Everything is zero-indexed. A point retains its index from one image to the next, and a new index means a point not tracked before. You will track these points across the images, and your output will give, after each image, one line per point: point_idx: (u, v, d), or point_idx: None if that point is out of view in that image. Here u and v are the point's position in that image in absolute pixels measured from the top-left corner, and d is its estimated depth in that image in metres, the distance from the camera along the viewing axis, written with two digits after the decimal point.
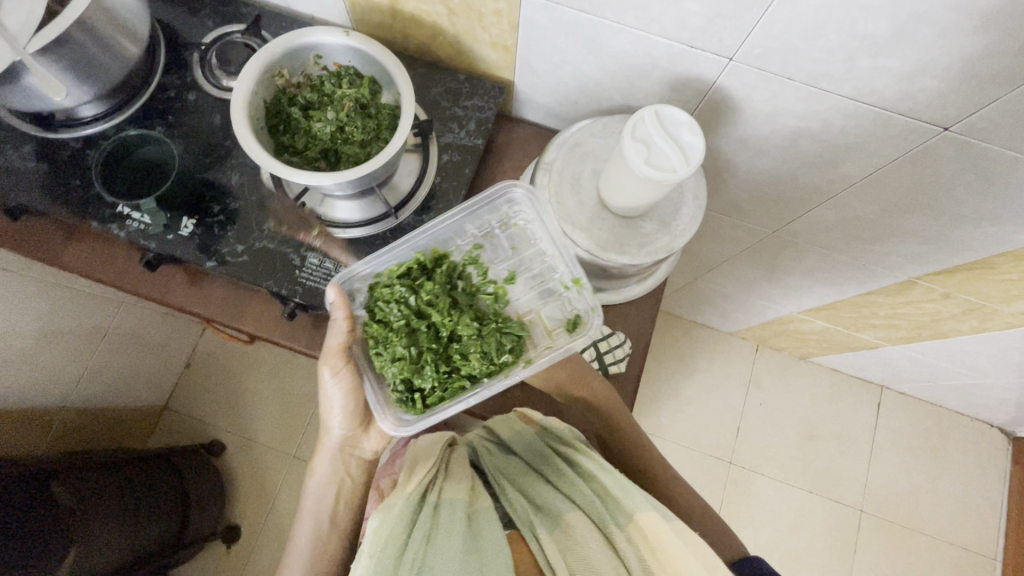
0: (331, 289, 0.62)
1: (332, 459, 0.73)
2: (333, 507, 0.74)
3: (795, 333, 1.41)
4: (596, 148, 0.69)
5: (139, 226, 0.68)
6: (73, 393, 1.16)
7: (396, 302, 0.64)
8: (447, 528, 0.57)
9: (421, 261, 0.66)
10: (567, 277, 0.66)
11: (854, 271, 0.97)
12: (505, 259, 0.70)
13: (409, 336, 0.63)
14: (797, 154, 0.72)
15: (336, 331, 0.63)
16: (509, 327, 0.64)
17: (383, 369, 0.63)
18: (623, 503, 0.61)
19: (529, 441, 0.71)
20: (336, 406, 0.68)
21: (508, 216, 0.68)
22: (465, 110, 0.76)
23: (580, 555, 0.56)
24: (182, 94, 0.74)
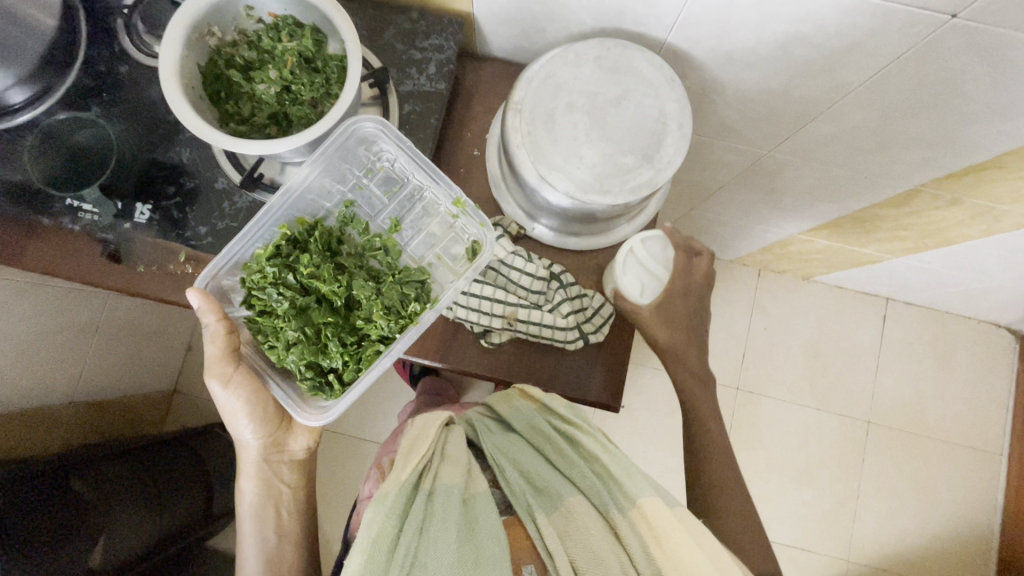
0: (192, 294, 0.59)
1: (257, 474, 0.73)
2: (276, 518, 0.75)
3: (797, 254, 1.37)
4: (569, 79, 0.63)
5: (92, 217, 0.65)
6: (77, 388, 1.16)
7: (273, 285, 0.60)
8: (443, 518, 0.56)
9: (289, 234, 0.61)
10: (450, 205, 0.65)
11: (856, 185, 0.92)
12: (382, 209, 0.68)
13: (301, 316, 0.60)
14: (788, 63, 0.66)
15: (214, 336, 0.60)
16: (409, 275, 0.63)
17: (283, 361, 0.60)
18: (626, 486, 0.60)
19: (529, 417, 0.68)
20: (241, 416, 0.66)
21: (370, 160, 0.66)
22: (423, 52, 0.69)
23: (580, 543, 0.56)
24: (113, 68, 0.67)
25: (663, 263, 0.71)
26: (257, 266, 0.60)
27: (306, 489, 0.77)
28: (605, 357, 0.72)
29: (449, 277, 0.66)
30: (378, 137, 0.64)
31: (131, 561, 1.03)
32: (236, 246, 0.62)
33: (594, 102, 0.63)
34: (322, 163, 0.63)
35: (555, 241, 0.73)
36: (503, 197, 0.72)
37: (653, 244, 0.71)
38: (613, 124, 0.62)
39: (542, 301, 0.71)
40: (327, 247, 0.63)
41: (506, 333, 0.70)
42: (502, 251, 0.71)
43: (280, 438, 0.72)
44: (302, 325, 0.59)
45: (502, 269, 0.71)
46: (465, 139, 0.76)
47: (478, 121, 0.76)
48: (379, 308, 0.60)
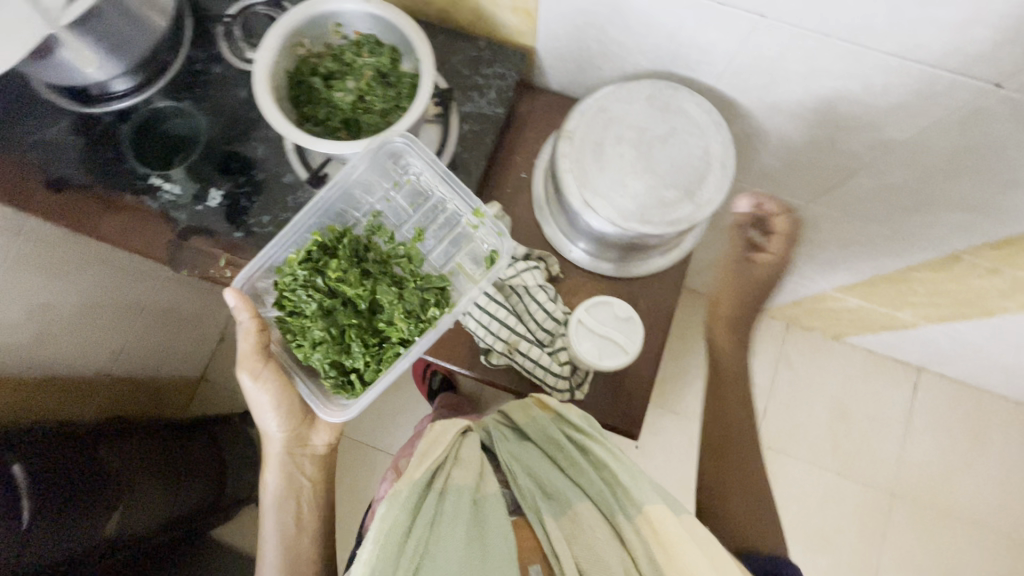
0: (229, 294, 0.61)
1: (282, 466, 0.75)
2: (296, 511, 0.77)
3: (828, 311, 1.36)
4: (620, 114, 0.67)
5: (170, 197, 0.71)
6: (116, 361, 1.21)
7: (303, 288, 0.63)
8: (453, 515, 0.57)
9: (319, 242, 0.64)
10: (472, 216, 0.67)
11: (893, 244, 0.93)
12: (407, 219, 0.70)
13: (327, 317, 0.63)
14: (833, 118, 0.69)
15: (246, 333, 0.62)
16: (429, 283, 0.66)
17: (309, 360, 0.63)
18: (633, 493, 0.59)
19: (543, 427, 0.66)
20: (268, 410, 0.69)
21: (397, 173, 0.68)
22: (486, 78, 0.75)
23: (585, 546, 0.56)
24: (208, 67, 0.75)
25: (619, 321, 0.69)
26: (289, 271, 0.63)
27: (325, 485, 0.80)
28: (627, 387, 0.73)
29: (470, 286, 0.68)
30: (406, 152, 0.65)
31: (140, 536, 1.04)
32: (269, 250, 0.64)
33: (642, 138, 0.66)
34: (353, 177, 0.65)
35: (588, 265, 0.76)
36: (544, 218, 0.76)
37: (599, 308, 0.70)
38: (658, 159, 0.66)
39: (546, 341, 0.71)
40: (354, 254, 0.66)
41: (504, 358, 0.71)
42: (531, 280, 0.72)
43: (303, 433, 0.74)
44: (328, 325, 0.62)
45: (525, 296, 0.71)
46: (514, 162, 0.80)
47: (529, 146, 0.80)
48: (401, 312, 0.63)
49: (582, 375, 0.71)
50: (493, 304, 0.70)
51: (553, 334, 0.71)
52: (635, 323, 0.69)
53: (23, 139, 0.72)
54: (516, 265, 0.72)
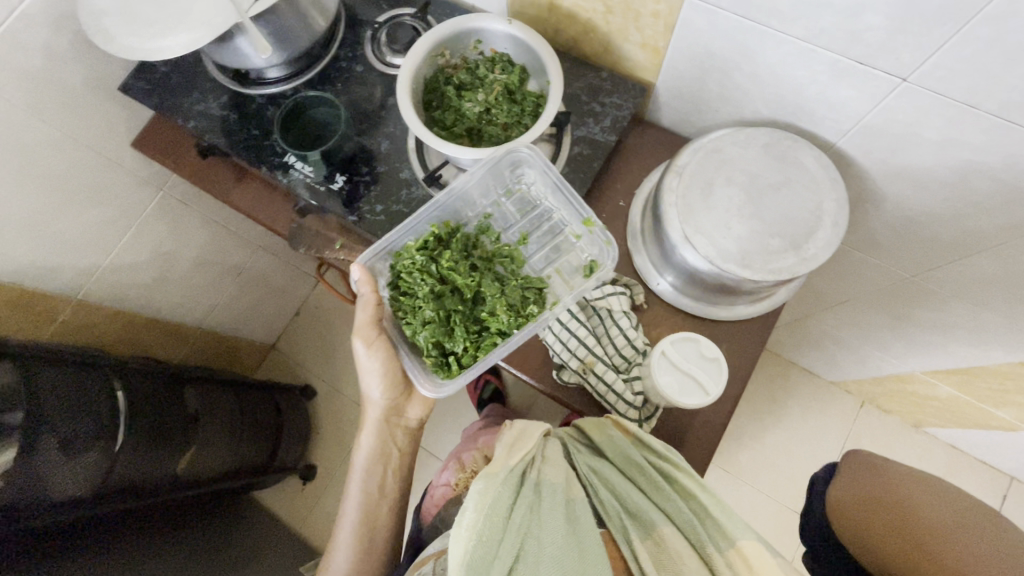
0: (355, 269, 0.66)
1: (377, 431, 0.79)
2: (381, 475, 0.81)
3: (913, 396, 1.27)
4: (734, 157, 0.68)
5: (300, 175, 0.78)
6: (207, 318, 1.32)
7: (418, 272, 0.66)
8: (551, 507, 0.57)
9: (436, 233, 0.68)
10: (579, 225, 0.69)
11: (1005, 334, 0.86)
12: (513, 224, 0.73)
13: (437, 301, 0.66)
14: (961, 191, 0.66)
15: (365, 305, 0.67)
16: (530, 282, 0.68)
17: (414, 337, 0.66)
18: (726, 530, 0.57)
19: (620, 447, 0.65)
20: (374, 376, 0.73)
21: (512, 181, 0.71)
22: (603, 106, 0.77)
23: (672, 572, 0.54)
24: (351, 66, 0.83)
25: (703, 359, 0.65)
26: (408, 256, 0.67)
27: (409, 456, 0.83)
28: (697, 427, 0.72)
29: (566, 291, 0.69)
30: (526, 162, 0.68)
31: (201, 480, 1.11)
32: (393, 235, 0.68)
33: (753, 184, 0.67)
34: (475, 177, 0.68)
35: (675, 300, 0.75)
36: (637, 248, 0.77)
37: (685, 344, 0.66)
38: (767, 206, 0.65)
39: (622, 367, 0.72)
40: (464, 248, 0.69)
41: (576, 376, 0.72)
42: (616, 303, 0.72)
43: (400, 405, 0.79)
44: (437, 307, 0.65)
45: (607, 319, 0.72)
46: (615, 189, 0.82)
47: (632, 177, 0.82)
48: (503, 305, 0.65)
49: (652, 408, 0.70)
50: (576, 320, 0.72)
51: (629, 362, 0.72)
52: (720, 364, 0.64)
53: (187, 109, 0.82)
54: (603, 287, 0.73)
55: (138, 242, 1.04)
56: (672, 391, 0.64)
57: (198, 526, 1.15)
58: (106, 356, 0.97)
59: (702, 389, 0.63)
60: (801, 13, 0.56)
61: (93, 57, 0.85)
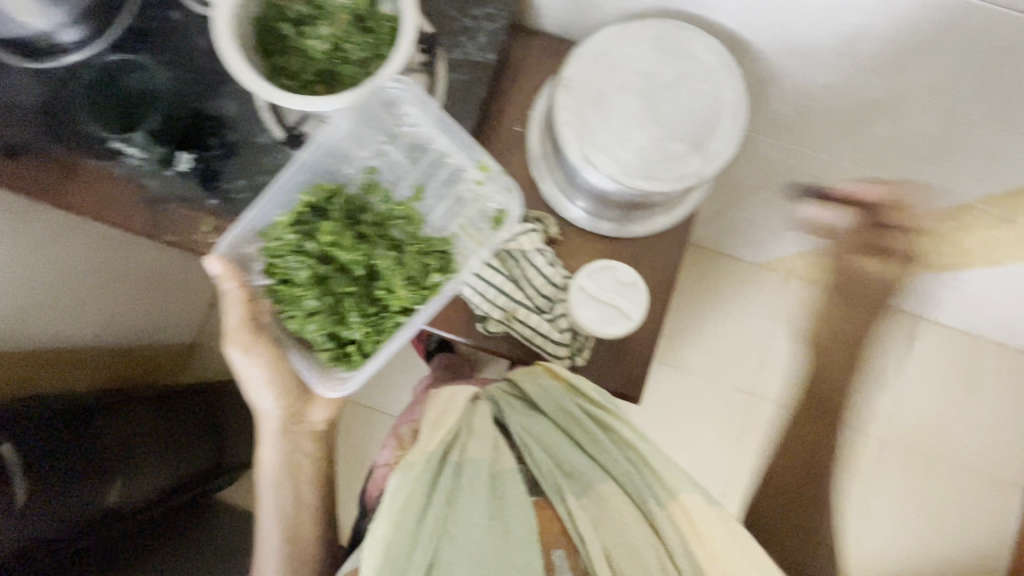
0: (212, 264, 0.59)
1: (278, 444, 0.74)
2: (294, 488, 0.77)
3: (830, 263, 1.34)
4: (623, 58, 0.61)
5: (135, 162, 0.65)
6: (103, 334, 1.16)
7: (294, 254, 0.61)
8: (471, 495, 0.58)
9: (309, 203, 0.61)
10: (476, 171, 0.63)
11: (905, 194, 0.89)
12: (405, 175, 0.65)
13: (321, 285, 0.61)
14: (854, 58, 0.63)
15: (233, 304, 0.61)
16: (432, 246, 0.63)
17: (302, 332, 0.61)
18: (663, 476, 0.61)
19: (558, 400, 0.66)
20: (259, 384, 0.68)
21: (393, 126, 0.63)
22: (475, 21, 0.68)
23: (614, 531, 0.58)
24: (164, 14, 0.67)
25: (619, 285, 0.67)
26: (279, 234, 0.61)
27: (324, 457, 0.79)
28: (630, 349, 0.71)
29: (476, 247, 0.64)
30: (402, 100, 0.60)
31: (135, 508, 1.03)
32: (255, 213, 0.60)
33: (648, 86, 0.61)
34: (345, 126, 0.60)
35: (590, 225, 0.72)
36: (542, 176, 0.71)
37: (600, 274, 0.67)
38: (665, 108, 0.60)
39: (545, 308, 0.68)
40: (348, 216, 0.63)
41: (501, 326, 0.68)
42: (527, 244, 0.69)
43: (300, 410, 0.73)
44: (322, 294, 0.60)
45: (523, 261, 0.68)
46: (507, 115, 0.74)
47: (524, 98, 0.74)
48: (402, 278, 0.61)
49: (582, 341, 0.69)
50: (490, 268, 0.67)
51: (552, 300, 0.69)
52: (639, 288, 0.67)
53: None
54: None
55: None
56: (598, 322, 0.66)
57: (153, 560, 1.08)
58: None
59: (625, 313, 0.66)
60: None
61: None
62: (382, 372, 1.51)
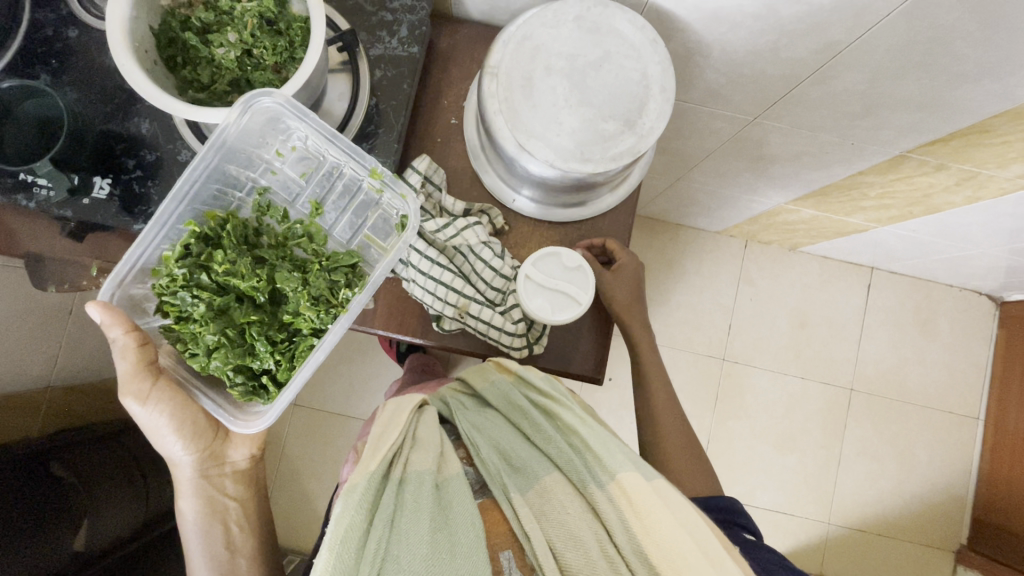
0: (93, 310, 0.56)
1: (195, 492, 0.73)
2: (225, 534, 0.76)
3: (784, 224, 1.37)
4: (547, 41, 0.60)
5: (46, 193, 0.60)
6: (55, 372, 1.08)
7: (187, 289, 0.60)
8: (413, 509, 0.57)
9: (196, 234, 0.60)
10: (373, 179, 0.62)
11: (843, 152, 0.91)
12: (300, 192, 0.65)
13: (220, 317, 0.60)
14: (776, 23, 0.63)
15: (124, 351, 0.58)
16: (338, 261, 0.63)
17: (207, 369, 0.60)
18: (604, 460, 0.61)
19: (504, 391, 0.70)
20: (167, 432, 0.66)
21: (279, 142, 0.62)
22: (394, 14, 0.65)
23: (557, 524, 0.57)
24: (61, 32, 0.63)
25: (567, 271, 0.67)
26: (167, 270, 0.59)
27: (251, 499, 0.78)
28: (588, 331, 0.71)
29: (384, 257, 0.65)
30: (281, 114, 0.58)
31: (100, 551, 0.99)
32: (135, 252, 0.58)
33: (575, 67, 0.60)
34: (222, 151, 0.59)
35: (536, 212, 0.71)
36: (482, 167, 0.70)
37: (546, 260, 0.67)
38: (593, 88, 0.60)
39: (497, 300, 0.68)
40: (244, 241, 0.63)
41: (456, 323, 0.67)
42: (474, 238, 0.67)
43: (219, 449, 0.72)
44: (221, 328, 0.59)
45: (470, 256, 0.68)
46: (441, 106, 0.73)
47: (455, 89, 0.73)
48: (306, 299, 0.61)
49: (539, 330, 0.68)
50: (438, 265, 0.66)
51: (504, 293, 0.68)
52: (586, 271, 0.66)
53: None
54: (456, 223, 0.66)
55: None
56: (548, 310, 0.65)
57: None
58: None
59: (575, 299, 0.66)
60: None
61: None
62: (355, 379, 1.50)
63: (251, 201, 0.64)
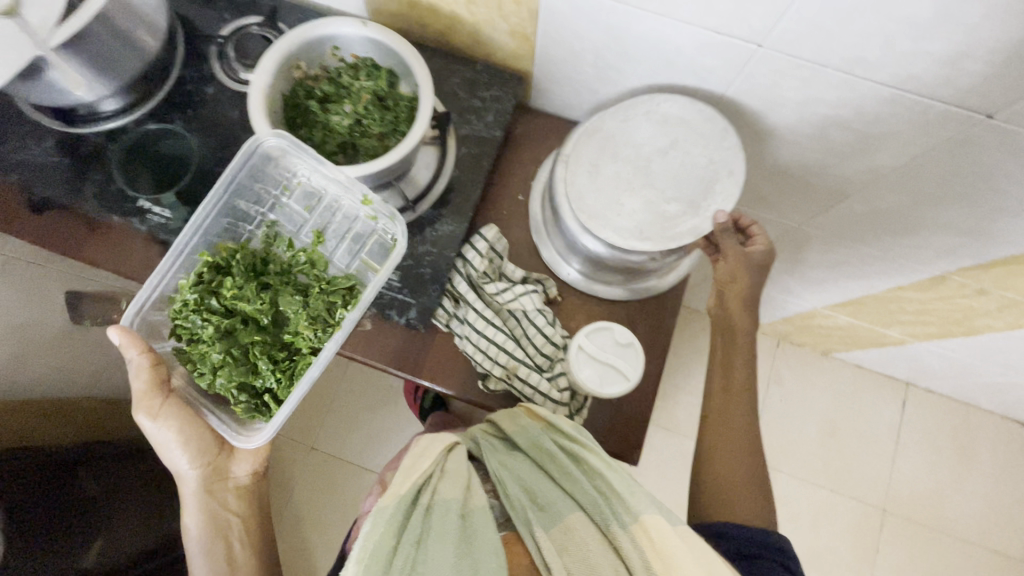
0: (113, 333, 0.61)
1: (199, 506, 0.71)
2: (225, 547, 0.74)
3: (818, 328, 1.38)
4: (619, 140, 0.68)
5: (160, 220, 0.70)
6: (98, 382, 1.10)
7: (196, 312, 0.64)
8: (439, 532, 0.57)
9: (209, 261, 0.66)
10: (369, 208, 0.68)
11: (884, 265, 0.94)
12: (305, 223, 0.71)
13: (226, 339, 0.64)
14: (826, 144, 0.70)
15: (138, 369, 0.62)
16: (336, 284, 0.67)
17: (214, 387, 0.64)
18: (630, 502, 0.58)
19: (532, 435, 0.66)
20: (174, 446, 0.67)
21: (287, 178, 0.69)
22: (483, 101, 0.74)
23: (579, 559, 0.54)
24: (200, 88, 0.74)
25: (616, 348, 0.69)
26: (180, 297, 0.64)
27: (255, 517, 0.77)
28: (630, 413, 0.73)
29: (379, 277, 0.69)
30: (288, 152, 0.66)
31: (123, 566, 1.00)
32: (155, 279, 0.65)
33: (650, 158, 0.67)
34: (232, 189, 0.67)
35: (584, 286, 0.75)
36: (541, 241, 0.76)
37: (599, 334, 0.70)
38: (655, 182, 0.66)
39: (545, 366, 0.71)
40: (251, 268, 0.68)
41: (502, 383, 0.71)
42: (529, 304, 0.71)
43: (222, 463, 0.72)
44: (225, 348, 0.64)
45: (523, 321, 0.71)
46: (510, 183, 0.80)
47: (525, 169, 0.80)
48: (305, 318, 0.65)
49: (581, 400, 0.71)
50: (493, 325, 0.70)
51: (552, 359, 0.72)
52: (636, 348, 0.69)
53: (4, 160, 0.70)
54: (514, 289, 0.71)
55: None
56: (598, 381, 0.67)
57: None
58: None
59: (624, 374, 0.68)
60: None
61: None
62: (377, 429, 1.50)
63: (260, 233, 0.70)
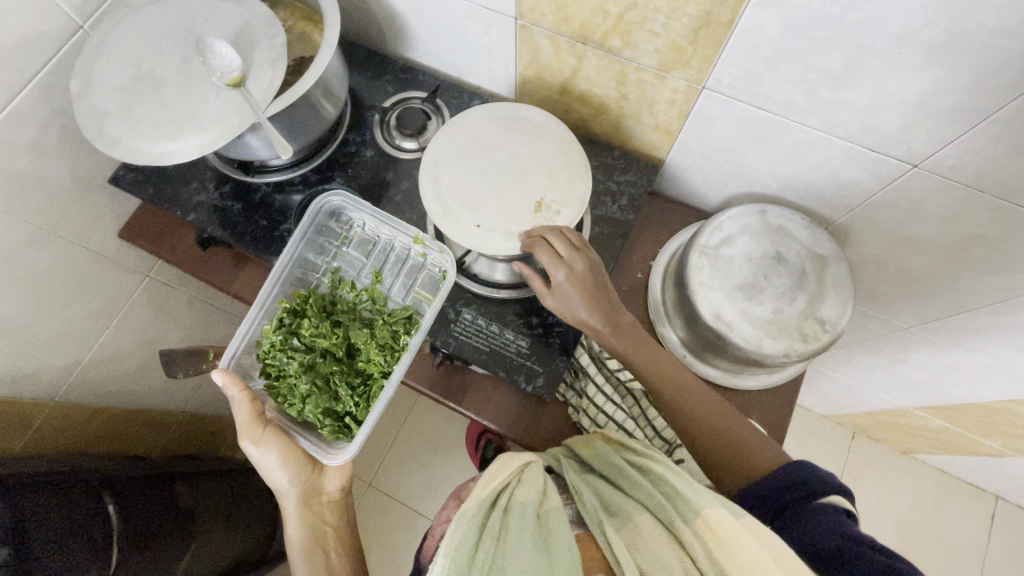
0: (217, 374, 0.64)
1: (301, 519, 0.70)
2: (326, 561, 0.71)
3: (903, 427, 1.33)
4: (752, 233, 0.71)
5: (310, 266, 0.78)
6: (192, 399, 1.16)
7: (282, 350, 0.71)
8: (517, 528, 0.55)
9: (288, 306, 0.73)
10: (417, 246, 0.75)
11: (998, 377, 0.91)
12: (363, 267, 0.78)
13: (309, 371, 0.71)
14: (962, 259, 0.70)
15: (240, 406, 0.66)
16: (397, 316, 0.73)
17: (303, 414, 0.70)
18: (690, 498, 0.54)
19: (605, 455, 0.64)
20: (275, 467, 0.68)
21: (344, 230, 0.78)
22: (618, 184, 0.79)
23: (646, 553, 0.51)
24: (360, 150, 0.81)
25: None
26: (267, 339, 0.71)
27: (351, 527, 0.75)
28: None
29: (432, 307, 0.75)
30: (345, 206, 0.76)
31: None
32: (245, 326, 0.71)
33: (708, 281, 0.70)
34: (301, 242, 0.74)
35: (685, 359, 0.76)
36: (660, 321, 0.78)
37: None
38: (784, 284, 0.69)
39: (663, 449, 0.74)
40: (322, 309, 0.74)
41: None
42: None
43: (316, 481, 0.72)
44: (312, 379, 0.70)
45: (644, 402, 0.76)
46: (631, 262, 0.82)
47: (647, 249, 0.83)
48: (375, 347, 0.71)
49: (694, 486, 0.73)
50: (613, 403, 0.74)
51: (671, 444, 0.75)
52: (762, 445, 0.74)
53: (185, 200, 0.79)
54: None
55: (123, 332, 0.93)
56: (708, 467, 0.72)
57: None
58: (74, 464, 0.83)
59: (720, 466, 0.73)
60: (818, 107, 0.60)
61: (82, 152, 0.78)
62: (436, 474, 1.50)
63: (327, 279, 0.77)
